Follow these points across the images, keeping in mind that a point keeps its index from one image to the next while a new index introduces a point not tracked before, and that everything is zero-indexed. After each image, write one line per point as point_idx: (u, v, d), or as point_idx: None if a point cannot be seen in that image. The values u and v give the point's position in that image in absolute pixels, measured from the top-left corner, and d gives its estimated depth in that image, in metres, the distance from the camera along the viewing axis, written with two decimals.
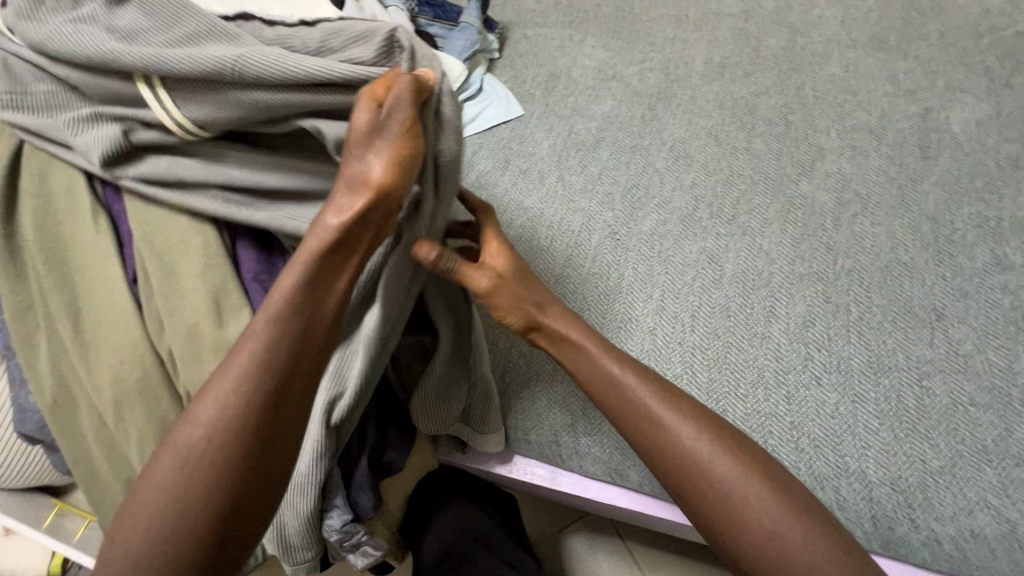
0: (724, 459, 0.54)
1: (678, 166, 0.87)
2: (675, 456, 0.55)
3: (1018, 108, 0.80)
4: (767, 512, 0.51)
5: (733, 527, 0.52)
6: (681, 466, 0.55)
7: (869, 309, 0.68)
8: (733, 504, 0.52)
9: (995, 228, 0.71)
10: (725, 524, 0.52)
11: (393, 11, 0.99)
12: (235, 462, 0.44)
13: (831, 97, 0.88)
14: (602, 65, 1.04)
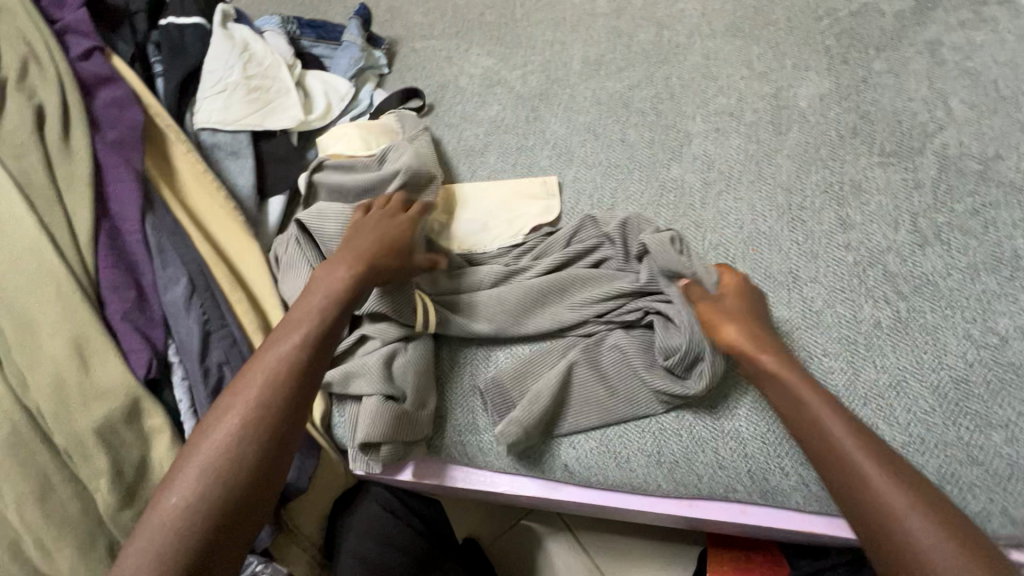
0: (883, 470, 0.52)
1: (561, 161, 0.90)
2: (827, 449, 0.55)
3: (855, 80, 0.87)
4: (918, 522, 0.49)
5: (887, 523, 0.50)
6: (863, 492, 0.52)
7: None
8: (854, 474, 0.53)
9: (839, 191, 0.77)
10: (865, 521, 0.51)
11: (270, 35, 0.99)
12: (227, 460, 0.52)
13: (695, 84, 0.94)
14: (487, 72, 1.06)
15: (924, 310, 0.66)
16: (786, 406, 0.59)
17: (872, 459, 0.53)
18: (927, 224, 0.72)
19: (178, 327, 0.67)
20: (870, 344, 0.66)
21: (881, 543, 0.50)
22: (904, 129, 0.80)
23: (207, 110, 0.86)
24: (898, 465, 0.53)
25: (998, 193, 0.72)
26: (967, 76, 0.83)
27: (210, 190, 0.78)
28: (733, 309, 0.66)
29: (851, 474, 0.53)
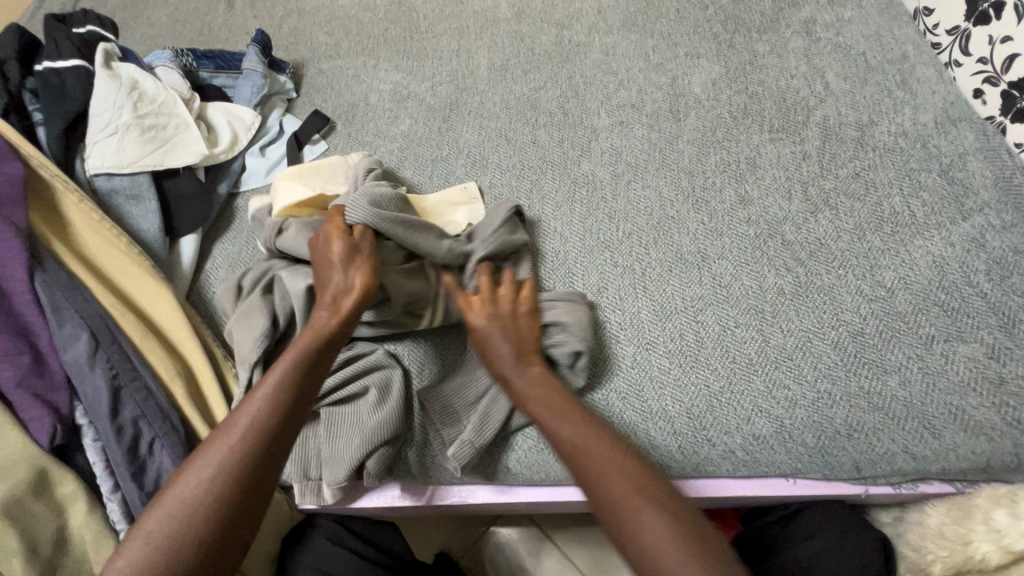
0: (620, 475, 0.54)
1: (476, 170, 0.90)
2: (588, 467, 0.56)
3: (742, 63, 0.91)
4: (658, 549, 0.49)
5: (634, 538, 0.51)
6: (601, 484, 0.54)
7: (647, 264, 0.76)
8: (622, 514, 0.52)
9: (737, 169, 0.82)
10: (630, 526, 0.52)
11: (162, 70, 0.96)
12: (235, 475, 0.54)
13: (597, 80, 0.96)
14: (396, 86, 1.05)
15: (818, 273, 0.71)
16: (554, 411, 0.61)
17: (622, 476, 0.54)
18: (817, 192, 0.77)
19: (84, 387, 0.64)
20: (776, 311, 0.70)
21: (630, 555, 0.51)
22: (789, 105, 0.85)
23: (100, 154, 0.83)
24: (650, 487, 0.53)
25: (875, 157, 0.78)
26: (840, 51, 0.89)
27: (107, 238, 0.74)
28: (490, 333, 0.67)
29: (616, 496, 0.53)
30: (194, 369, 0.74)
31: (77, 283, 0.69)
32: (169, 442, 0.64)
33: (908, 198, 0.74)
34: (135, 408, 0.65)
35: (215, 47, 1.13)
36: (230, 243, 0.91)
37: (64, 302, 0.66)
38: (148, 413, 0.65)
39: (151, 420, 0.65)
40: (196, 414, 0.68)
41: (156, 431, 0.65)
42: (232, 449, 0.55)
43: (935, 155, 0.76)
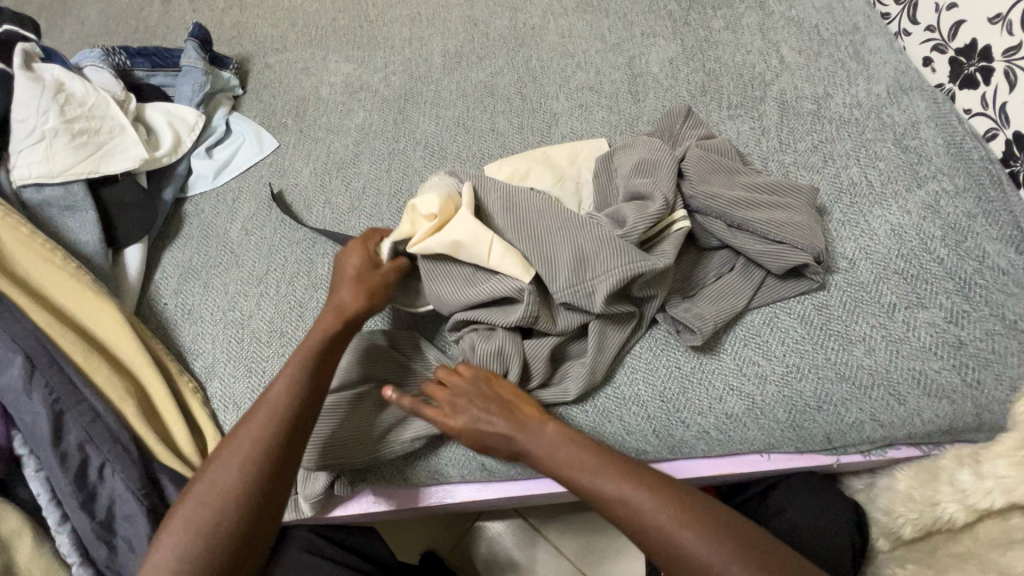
0: (625, 482, 0.54)
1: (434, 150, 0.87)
2: (627, 523, 0.53)
3: (698, 40, 0.90)
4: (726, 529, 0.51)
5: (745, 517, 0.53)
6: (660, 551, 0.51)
7: None
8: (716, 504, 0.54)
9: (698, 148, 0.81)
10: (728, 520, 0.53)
11: (91, 71, 0.89)
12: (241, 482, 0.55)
13: (555, 64, 0.94)
14: (348, 78, 1.01)
15: None
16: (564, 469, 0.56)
17: (655, 502, 0.53)
18: (777, 167, 0.77)
19: (22, 415, 0.60)
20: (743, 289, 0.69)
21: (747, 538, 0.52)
22: (747, 81, 0.85)
23: (26, 163, 0.77)
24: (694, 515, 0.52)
25: (832, 129, 0.78)
26: (793, 24, 0.88)
27: (39, 253, 0.69)
28: (468, 412, 0.60)
29: (641, 524, 0.52)
30: (146, 388, 0.70)
31: (8, 302, 0.64)
32: (119, 465, 0.60)
33: (865, 168, 0.75)
34: (81, 432, 0.61)
35: (151, 45, 1.07)
36: (180, 251, 0.86)
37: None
38: (95, 437, 0.61)
39: (100, 444, 0.61)
40: (148, 434, 0.64)
41: (106, 455, 0.61)
42: (236, 472, 0.55)
43: (889, 125, 0.77)
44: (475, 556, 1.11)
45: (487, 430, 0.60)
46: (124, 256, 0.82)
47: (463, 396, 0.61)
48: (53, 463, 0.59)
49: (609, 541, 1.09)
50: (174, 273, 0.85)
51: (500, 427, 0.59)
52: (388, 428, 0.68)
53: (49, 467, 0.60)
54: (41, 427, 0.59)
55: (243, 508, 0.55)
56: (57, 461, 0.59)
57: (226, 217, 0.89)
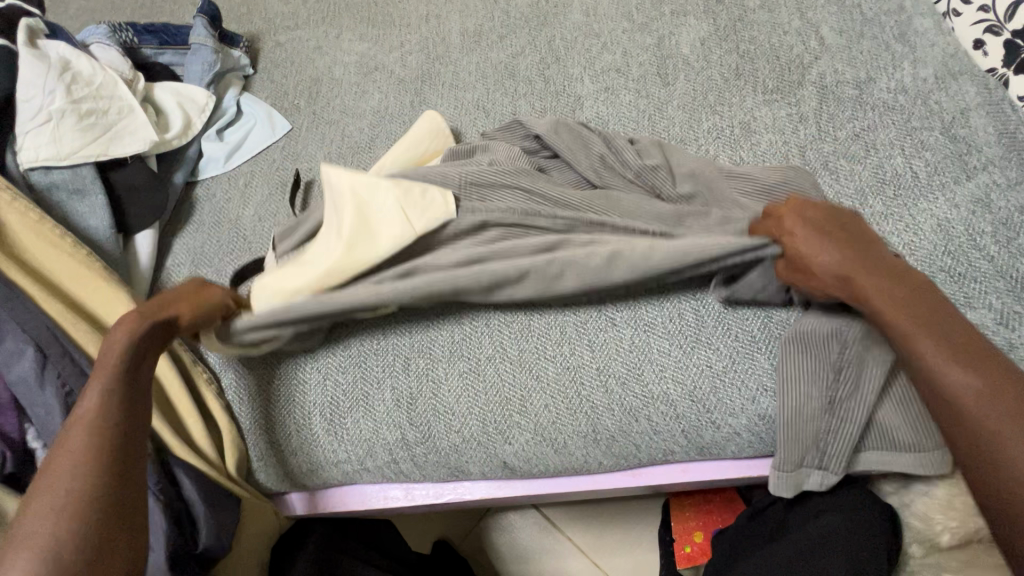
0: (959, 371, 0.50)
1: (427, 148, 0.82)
2: (913, 360, 0.52)
3: (732, 20, 0.85)
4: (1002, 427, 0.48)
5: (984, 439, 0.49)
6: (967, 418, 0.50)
7: None
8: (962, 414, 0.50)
9: (731, 135, 0.77)
10: (951, 433, 0.51)
11: (97, 49, 0.86)
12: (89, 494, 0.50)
13: (579, 44, 0.89)
14: (363, 58, 0.97)
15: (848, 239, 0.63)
16: (891, 313, 0.53)
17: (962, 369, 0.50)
18: (815, 155, 0.74)
19: (35, 407, 0.59)
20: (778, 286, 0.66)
21: (963, 448, 0.50)
22: (783, 64, 0.81)
23: (33, 145, 0.74)
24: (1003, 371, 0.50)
25: (875, 116, 0.74)
26: (834, 3, 0.83)
27: (48, 238, 0.66)
28: (818, 252, 0.57)
29: (925, 360, 0.52)
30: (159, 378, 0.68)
31: (17, 290, 0.62)
32: None
33: (910, 158, 0.71)
34: None
35: (158, 21, 1.03)
36: (191, 237, 0.84)
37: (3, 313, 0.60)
38: None
39: None
40: None
41: None
42: (66, 488, 0.50)
43: (937, 112, 0.73)
44: (488, 546, 1.11)
45: (817, 256, 0.57)
46: (134, 242, 0.80)
47: (806, 248, 0.57)
48: None
49: (623, 532, 1.08)
50: (186, 260, 0.83)
51: (837, 258, 0.56)
52: (397, 430, 0.68)
53: None
54: (55, 419, 0.58)
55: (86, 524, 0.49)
56: None
57: (239, 202, 0.86)
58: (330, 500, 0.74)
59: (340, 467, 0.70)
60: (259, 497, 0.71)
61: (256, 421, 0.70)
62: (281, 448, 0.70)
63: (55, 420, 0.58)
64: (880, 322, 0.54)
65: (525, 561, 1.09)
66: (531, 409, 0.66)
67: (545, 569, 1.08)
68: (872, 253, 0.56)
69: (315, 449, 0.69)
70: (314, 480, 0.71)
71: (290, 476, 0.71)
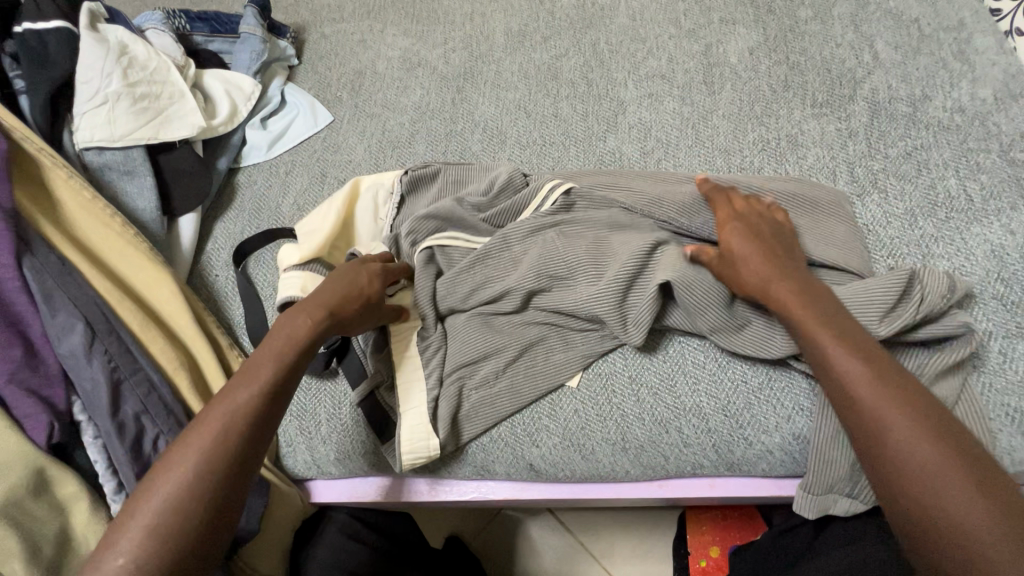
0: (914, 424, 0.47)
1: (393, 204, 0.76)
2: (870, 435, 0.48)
3: (783, 30, 0.84)
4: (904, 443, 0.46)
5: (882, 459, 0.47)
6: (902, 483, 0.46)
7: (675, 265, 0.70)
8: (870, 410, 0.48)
9: (777, 148, 0.76)
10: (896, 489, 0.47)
11: (152, 34, 0.88)
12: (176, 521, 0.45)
13: (624, 48, 0.89)
14: (406, 53, 0.98)
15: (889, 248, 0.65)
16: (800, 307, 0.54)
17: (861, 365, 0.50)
18: (864, 173, 0.72)
19: (82, 378, 0.60)
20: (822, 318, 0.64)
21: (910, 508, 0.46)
22: (834, 77, 0.79)
23: (90, 125, 0.76)
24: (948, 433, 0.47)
25: (928, 135, 0.72)
26: (890, 17, 0.81)
27: (99, 217, 0.68)
28: (749, 256, 0.59)
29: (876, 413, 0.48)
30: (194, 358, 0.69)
31: (69, 266, 0.64)
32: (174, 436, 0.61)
33: (965, 181, 0.69)
34: (141, 402, 0.61)
35: (208, 9, 1.05)
36: (232, 223, 0.86)
37: (56, 288, 0.62)
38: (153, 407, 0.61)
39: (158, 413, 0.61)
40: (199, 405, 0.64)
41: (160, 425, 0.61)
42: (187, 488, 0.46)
43: (995, 134, 0.71)
44: (500, 545, 1.11)
45: (751, 261, 0.59)
46: (178, 224, 0.82)
47: (743, 254, 0.59)
48: (110, 430, 0.59)
49: (636, 540, 1.07)
50: (227, 244, 0.84)
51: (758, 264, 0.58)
52: None
53: (105, 434, 0.60)
54: (101, 394, 0.60)
55: (207, 512, 0.46)
56: (115, 429, 0.59)
57: (279, 191, 0.88)
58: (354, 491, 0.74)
59: (367, 458, 0.70)
60: (286, 482, 0.73)
61: (288, 407, 0.72)
62: (311, 436, 0.71)
63: (101, 394, 0.60)
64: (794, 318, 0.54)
65: (536, 563, 1.08)
66: (560, 413, 0.66)
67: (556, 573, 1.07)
68: (782, 258, 0.59)
69: (343, 438, 0.70)
70: (341, 470, 0.72)
71: (317, 464, 0.72)
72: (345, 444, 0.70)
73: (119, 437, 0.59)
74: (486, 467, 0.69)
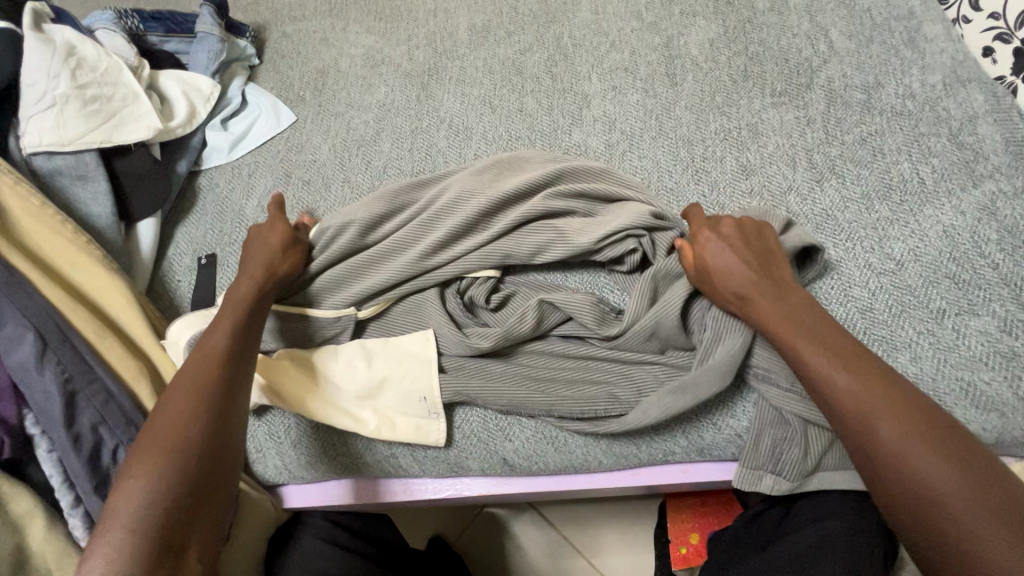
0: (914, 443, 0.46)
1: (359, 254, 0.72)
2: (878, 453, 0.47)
3: (741, 22, 0.85)
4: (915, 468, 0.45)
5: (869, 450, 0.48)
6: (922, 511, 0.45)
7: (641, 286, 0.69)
8: (859, 410, 0.48)
9: (738, 137, 0.77)
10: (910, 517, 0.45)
11: (103, 34, 0.85)
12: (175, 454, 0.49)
13: (587, 42, 0.89)
14: (370, 51, 0.97)
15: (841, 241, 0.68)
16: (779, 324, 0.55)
17: (846, 367, 0.50)
18: (822, 159, 0.73)
19: (33, 390, 0.58)
20: None
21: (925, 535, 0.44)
22: (791, 67, 0.80)
23: (36, 129, 0.73)
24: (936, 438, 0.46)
25: (883, 121, 0.74)
26: (843, 7, 0.83)
27: (48, 224, 0.66)
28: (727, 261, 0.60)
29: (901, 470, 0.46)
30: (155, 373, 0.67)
31: (18, 276, 0.61)
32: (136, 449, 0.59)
33: (917, 164, 0.71)
34: (97, 412, 0.59)
35: (165, 9, 1.02)
36: (193, 227, 0.84)
37: (2, 298, 0.59)
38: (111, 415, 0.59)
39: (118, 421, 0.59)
40: None
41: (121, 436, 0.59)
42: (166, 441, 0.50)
43: (945, 119, 0.73)
44: (482, 543, 1.11)
45: (727, 272, 0.59)
46: (137, 230, 0.80)
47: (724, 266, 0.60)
48: (65, 442, 0.57)
49: (617, 531, 1.08)
50: (188, 249, 0.82)
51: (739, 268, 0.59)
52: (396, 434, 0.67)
53: (59, 445, 0.57)
54: (54, 405, 0.57)
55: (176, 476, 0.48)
56: (72, 438, 0.57)
57: (241, 193, 0.86)
58: (327, 496, 0.73)
59: (338, 461, 0.70)
60: (257, 488, 0.71)
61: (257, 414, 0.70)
62: (282, 441, 0.70)
63: (54, 406, 0.57)
64: (783, 342, 0.55)
65: (518, 559, 1.09)
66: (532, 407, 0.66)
67: (540, 568, 1.07)
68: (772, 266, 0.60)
69: (315, 443, 0.69)
70: (312, 473, 0.71)
71: (289, 470, 0.71)
72: (320, 450, 0.69)
73: (74, 449, 0.57)
74: (460, 463, 0.68)
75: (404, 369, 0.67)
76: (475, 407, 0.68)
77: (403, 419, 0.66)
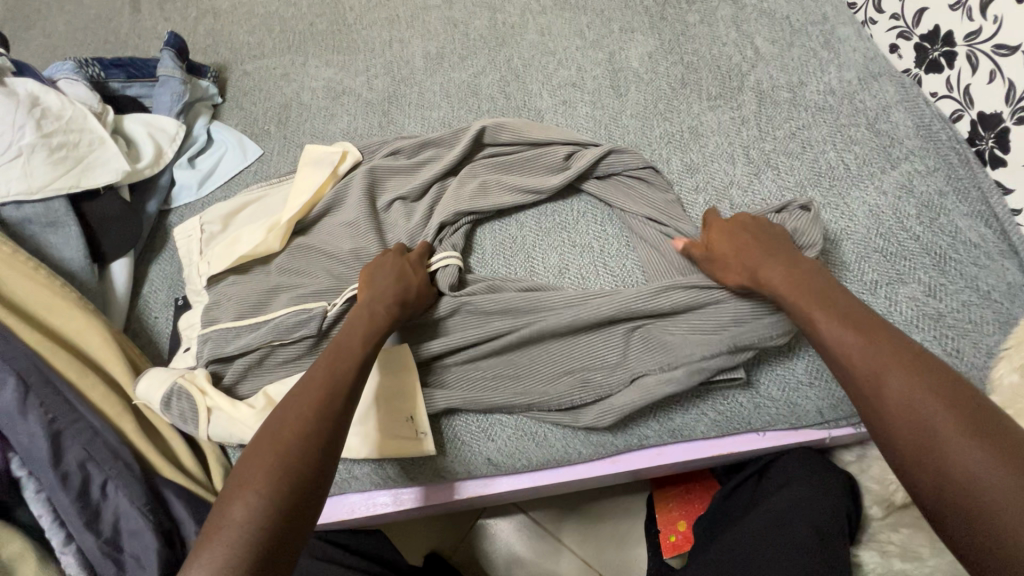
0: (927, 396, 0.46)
1: (335, 291, 0.74)
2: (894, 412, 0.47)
3: (675, 34, 0.92)
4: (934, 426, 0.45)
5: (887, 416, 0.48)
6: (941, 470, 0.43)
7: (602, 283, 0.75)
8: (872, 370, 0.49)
9: (681, 139, 0.83)
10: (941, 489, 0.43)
11: (65, 83, 0.87)
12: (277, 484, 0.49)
13: (536, 62, 0.95)
14: (330, 83, 1.01)
15: None
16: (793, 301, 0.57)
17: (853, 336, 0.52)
18: (758, 155, 0.80)
19: (17, 434, 0.59)
20: None
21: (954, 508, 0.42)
22: (723, 73, 0.87)
23: (3, 179, 0.74)
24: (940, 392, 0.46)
25: (808, 116, 0.81)
26: (765, 16, 0.91)
27: (21, 270, 0.67)
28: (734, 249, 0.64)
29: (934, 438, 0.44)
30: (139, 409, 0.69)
31: None
32: (123, 482, 0.60)
33: (841, 152, 0.78)
34: (83, 449, 0.60)
35: (125, 55, 1.05)
36: (166, 264, 0.85)
37: None
38: (98, 451, 0.60)
39: (104, 456, 0.61)
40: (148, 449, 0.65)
41: (109, 471, 0.60)
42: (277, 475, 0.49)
43: (862, 110, 0.80)
44: (477, 553, 1.12)
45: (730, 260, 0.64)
46: (110, 270, 0.82)
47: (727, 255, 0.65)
48: (52, 481, 0.58)
49: (608, 528, 1.11)
50: (163, 286, 0.84)
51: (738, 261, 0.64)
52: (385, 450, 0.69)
53: (47, 485, 0.58)
54: (40, 447, 0.58)
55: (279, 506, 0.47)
56: (58, 477, 0.58)
57: None
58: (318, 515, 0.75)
59: None
60: None
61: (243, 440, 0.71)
62: None
63: (40, 447, 0.58)
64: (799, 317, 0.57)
65: (513, 565, 1.10)
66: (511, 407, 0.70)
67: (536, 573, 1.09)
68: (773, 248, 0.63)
69: None
70: None
71: None
72: None
73: (62, 487, 0.58)
74: (446, 467, 0.71)
75: (389, 387, 0.69)
76: (459, 413, 0.71)
77: (391, 443, 0.68)
